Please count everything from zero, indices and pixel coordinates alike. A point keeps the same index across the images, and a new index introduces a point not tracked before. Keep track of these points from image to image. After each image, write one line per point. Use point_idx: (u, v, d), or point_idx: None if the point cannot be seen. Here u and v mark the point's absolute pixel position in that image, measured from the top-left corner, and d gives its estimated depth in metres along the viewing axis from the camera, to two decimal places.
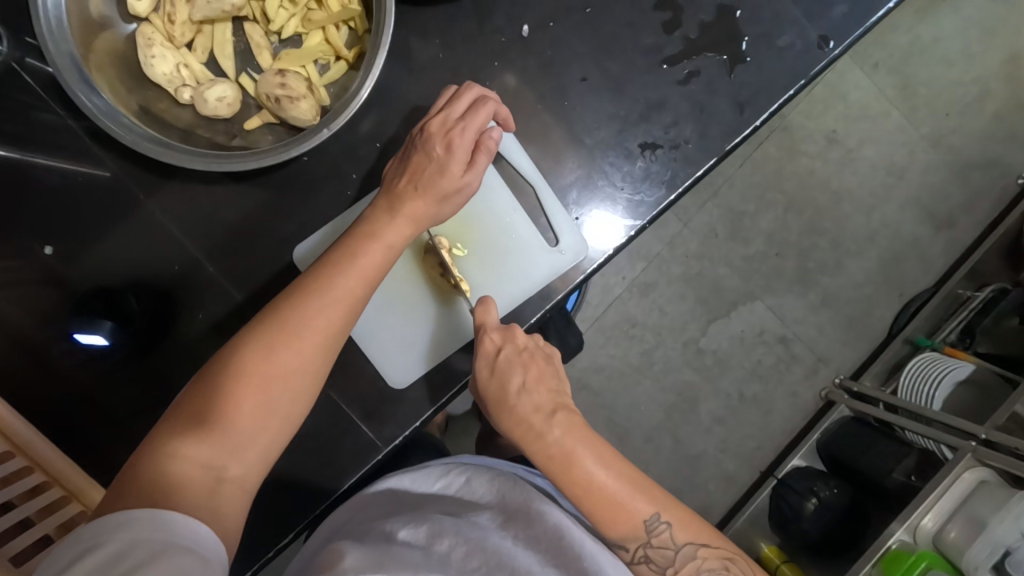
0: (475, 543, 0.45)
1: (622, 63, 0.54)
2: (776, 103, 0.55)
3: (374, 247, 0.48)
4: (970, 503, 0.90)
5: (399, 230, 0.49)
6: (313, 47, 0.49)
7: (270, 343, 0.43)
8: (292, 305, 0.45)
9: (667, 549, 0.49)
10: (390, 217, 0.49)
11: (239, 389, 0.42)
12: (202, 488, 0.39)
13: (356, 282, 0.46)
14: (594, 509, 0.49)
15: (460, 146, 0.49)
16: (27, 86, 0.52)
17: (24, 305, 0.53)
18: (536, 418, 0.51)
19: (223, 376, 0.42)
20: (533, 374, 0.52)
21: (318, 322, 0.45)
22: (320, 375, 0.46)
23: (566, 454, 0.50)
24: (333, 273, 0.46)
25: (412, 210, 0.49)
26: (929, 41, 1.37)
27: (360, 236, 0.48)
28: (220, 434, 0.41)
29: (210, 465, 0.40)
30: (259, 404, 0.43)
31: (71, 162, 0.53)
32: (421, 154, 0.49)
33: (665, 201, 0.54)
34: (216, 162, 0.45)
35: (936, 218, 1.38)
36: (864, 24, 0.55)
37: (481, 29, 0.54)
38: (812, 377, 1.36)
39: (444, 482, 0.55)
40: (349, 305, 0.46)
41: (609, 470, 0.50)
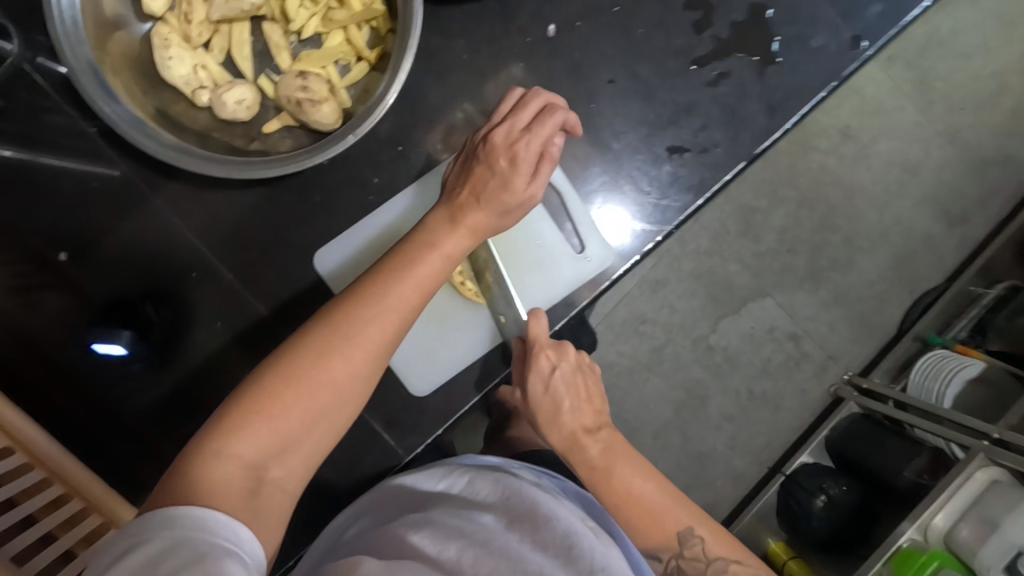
0: (481, 545, 0.44)
1: (651, 65, 0.53)
2: (808, 105, 0.53)
3: (434, 257, 0.46)
4: (982, 504, 0.90)
5: (457, 240, 0.47)
6: (334, 47, 0.48)
7: (327, 345, 0.41)
8: (349, 309, 0.42)
9: (699, 562, 0.49)
10: (451, 226, 0.47)
11: (288, 393, 0.39)
12: (243, 489, 0.37)
13: (412, 293, 0.44)
14: (628, 516, 0.50)
15: (527, 159, 0.47)
16: (36, 87, 0.51)
17: (37, 312, 0.51)
18: (581, 434, 0.53)
19: (276, 372, 0.40)
20: (580, 393, 0.55)
21: (373, 330, 0.42)
22: (366, 387, 0.43)
23: (607, 467, 0.52)
24: (392, 280, 0.44)
25: (471, 221, 0.47)
26: (946, 35, 1.34)
27: (421, 243, 0.46)
28: (265, 434, 0.38)
29: (253, 465, 0.38)
30: (309, 409, 0.40)
31: (84, 165, 0.52)
32: (485, 162, 0.47)
33: (693, 207, 0.53)
34: (237, 169, 0.44)
35: (950, 214, 1.36)
36: (899, 24, 0.53)
37: (506, 29, 0.52)
38: (822, 374, 1.35)
39: (447, 482, 0.54)
40: (403, 315, 0.44)
41: (646, 483, 0.51)
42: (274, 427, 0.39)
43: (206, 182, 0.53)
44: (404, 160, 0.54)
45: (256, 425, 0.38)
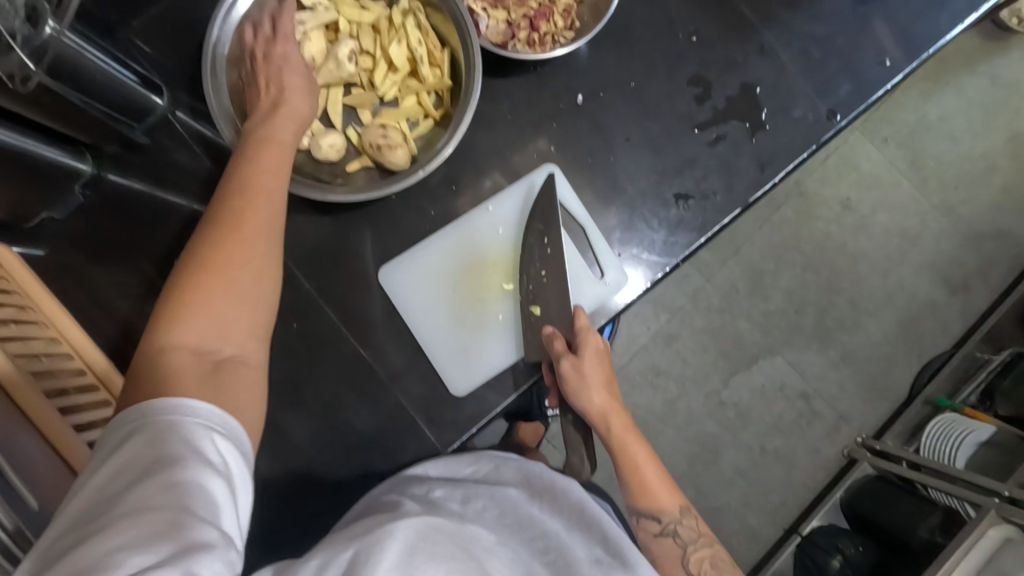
0: (508, 508, 0.55)
1: (660, 126, 0.65)
2: (792, 163, 0.65)
3: (274, 144, 0.51)
4: (997, 560, 0.90)
5: (285, 129, 0.53)
6: (408, 107, 0.60)
7: (216, 237, 0.45)
8: (214, 221, 0.46)
9: (692, 532, 0.58)
10: (276, 119, 0.53)
11: (197, 291, 0.43)
12: (218, 322, 0.43)
13: (263, 172, 0.49)
14: (638, 483, 0.58)
15: (295, 73, 0.55)
16: (175, 133, 0.63)
17: (146, 314, 0.62)
18: (613, 409, 0.60)
19: (174, 293, 0.43)
20: (612, 376, 0.62)
21: (252, 213, 0.47)
22: (273, 251, 0.47)
23: (633, 439, 0.60)
24: (242, 185, 0.48)
25: (285, 113, 0.53)
26: (934, 120, 1.44)
27: (254, 143, 0.51)
28: (214, 274, 0.44)
29: (207, 314, 0.43)
30: (223, 300, 0.43)
31: (198, 199, 0.64)
32: (268, 84, 0.54)
33: (696, 243, 0.63)
34: (327, 194, 0.56)
35: (951, 282, 1.41)
36: (864, 103, 0.66)
37: (544, 96, 0.65)
38: (834, 434, 1.36)
39: (474, 467, 0.61)
40: (271, 187, 0.49)
41: (655, 464, 0.60)
42: (217, 263, 0.44)
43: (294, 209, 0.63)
44: (456, 196, 0.65)
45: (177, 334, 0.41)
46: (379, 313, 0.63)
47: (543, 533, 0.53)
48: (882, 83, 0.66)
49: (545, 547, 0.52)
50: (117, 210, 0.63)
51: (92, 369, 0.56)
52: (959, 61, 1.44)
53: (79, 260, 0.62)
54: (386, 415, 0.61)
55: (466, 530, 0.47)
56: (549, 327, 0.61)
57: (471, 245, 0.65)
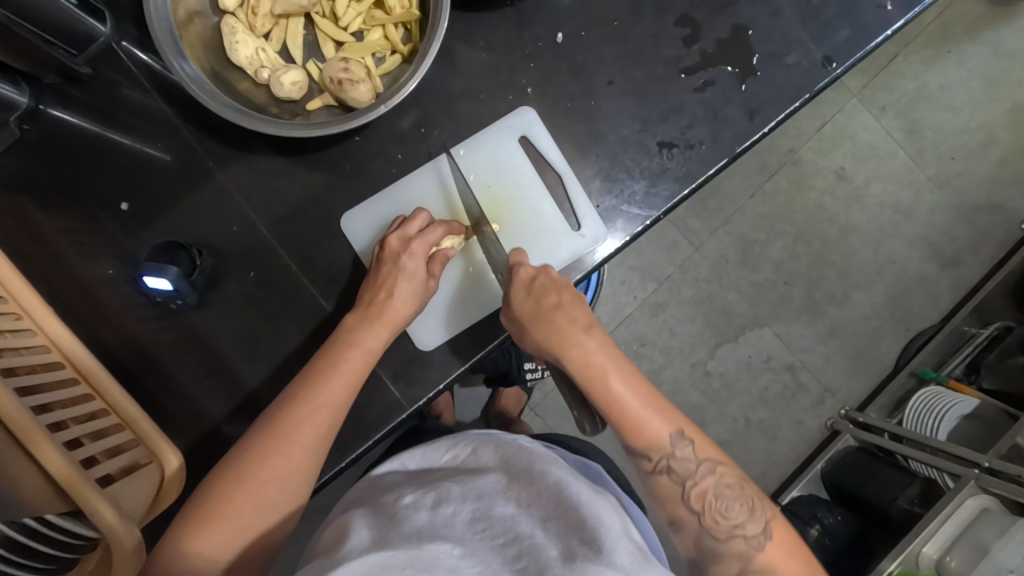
0: (480, 505, 0.46)
1: (645, 71, 0.61)
2: (784, 113, 0.61)
3: (355, 355, 0.53)
4: (972, 529, 0.90)
5: (375, 335, 0.54)
6: (374, 41, 0.56)
7: (266, 447, 0.49)
8: (280, 416, 0.50)
9: (689, 463, 0.53)
10: (369, 324, 0.54)
11: (239, 491, 0.47)
12: (238, 532, 0.47)
13: (338, 390, 0.51)
14: (622, 421, 0.54)
15: (416, 285, 0.56)
16: (121, 65, 0.59)
17: (96, 264, 0.58)
18: (573, 338, 0.55)
19: (224, 485, 0.47)
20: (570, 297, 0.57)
21: (307, 426, 0.50)
22: (315, 467, 0.51)
23: (600, 366, 0.54)
24: (316, 387, 0.51)
25: (383, 316, 0.55)
26: (934, 89, 1.39)
27: (340, 346, 0.53)
28: (256, 488, 0.48)
29: (236, 521, 0.47)
30: (253, 507, 0.47)
31: (148, 138, 0.60)
32: (381, 288, 0.56)
33: (679, 195, 0.60)
34: (285, 130, 0.52)
35: (942, 256, 1.38)
36: (863, 49, 0.61)
37: (522, 35, 0.60)
38: (818, 406, 1.35)
39: (450, 454, 0.59)
40: (337, 407, 0.51)
41: (635, 388, 0.54)
42: (261, 478, 0.48)
43: (253, 152, 0.60)
44: (425, 140, 0.61)
45: (200, 535, 0.46)
46: (346, 264, 0.60)
47: (517, 535, 0.44)
48: (882, 29, 0.62)
49: (517, 552, 0.42)
50: (61, 147, 0.59)
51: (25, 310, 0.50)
52: (962, 29, 1.39)
53: (25, 203, 0.58)
54: None
55: (421, 554, 0.41)
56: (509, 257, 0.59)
57: (438, 193, 0.61)
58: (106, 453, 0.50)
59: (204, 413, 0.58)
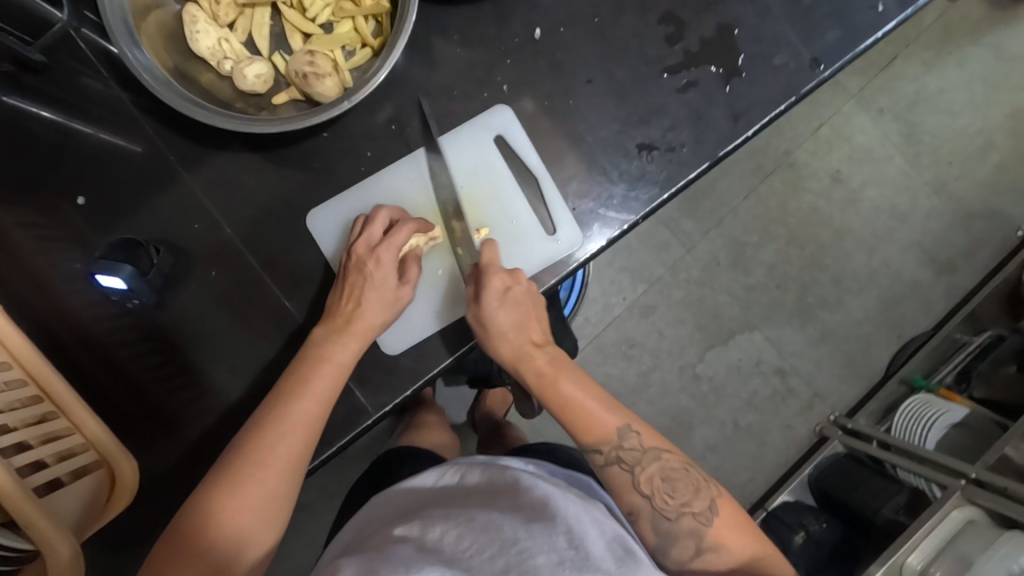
0: (465, 524, 0.45)
1: (626, 70, 0.58)
2: (769, 116, 0.59)
3: (326, 370, 0.52)
4: (957, 542, 0.88)
5: (347, 347, 0.53)
6: (342, 34, 0.54)
7: (238, 476, 0.48)
8: (250, 442, 0.49)
9: (635, 451, 0.54)
10: (338, 338, 0.53)
11: (215, 523, 0.47)
12: (217, 561, 0.47)
13: (311, 409, 0.50)
14: (573, 427, 0.55)
15: (386, 293, 0.55)
16: (81, 53, 0.57)
17: (53, 260, 0.56)
18: (529, 350, 0.56)
19: (196, 516, 0.46)
20: (531, 306, 0.57)
21: (281, 449, 0.49)
22: (291, 489, 0.50)
23: (552, 374, 0.56)
24: (283, 410, 0.50)
25: (355, 328, 0.53)
26: (933, 92, 1.37)
27: (311, 362, 0.52)
28: (232, 518, 0.47)
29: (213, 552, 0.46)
30: (231, 536, 0.47)
31: (109, 131, 0.57)
32: (350, 298, 0.54)
33: (659, 199, 0.58)
34: (245, 124, 0.50)
35: (937, 262, 1.36)
36: (853, 50, 0.59)
37: (499, 31, 0.58)
38: (807, 412, 1.33)
39: (440, 482, 0.57)
40: (311, 426, 0.50)
41: (587, 391, 0.56)
42: (237, 507, 0.47)
43: (218, 147, 0.58)
44: (397, 137, 0.59)
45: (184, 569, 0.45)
46: (313, 264, 0.58)
47: (503, 544, 0.41)
48: (873, 31, 0.59)
49: (506, 564, 0.40)
50: (17, 138, 0.57)
51: None
52: (963, 30, 1.37)
53: None
54: None
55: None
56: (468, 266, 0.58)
57: (411, 192, 0.59)
58: (53, 457, 0.48)
59: (163, 415, 0.56)
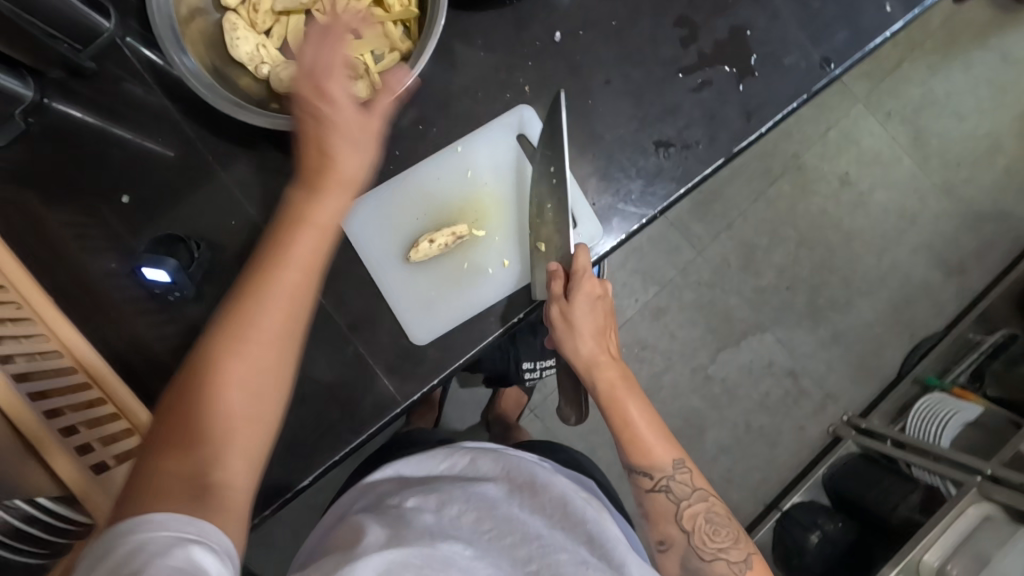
0: (483, 510, 0.50)
1: (642, 71, 0.61)
2: (781, 114, 0.61)
3: (308, 234, 0.48)
4: (975, 538, 0.89)
5: (330, 204, 0.49)
6: (372, 39, 0.57)
7: (221, 347, 0.44)
8: (230, 315, 0.45)
9: (686, 486, 0.58)
10: (314, 195, 0.49)
11: (200, 398, 0.43)
12: (211, 442, 0.42)
13: (293, 270, 0.46)
14: (630, 440, 0.59)
15: (371, 151, 0.51)
16: (124, 60, 0.60)
17: (98, 257, 0.59)
18: (603, 359, 0.60)
19: (180, 394, 0.43)
20: (606, 324, 0.61)
21: (267, 316, 0.45)
22: (279, 358, 0.46)
23: (622, 392, 0.59)
24: (262, 284, 0.45)
25: (337, 179, 0.49)
26: (940, 95, 1.39)
27: (290, 227, 0.48)
28: (219, 391, 0.43)
29: (204, 431, 0.42)
30: (221, 414, 0.43)
31: (148, 133, 0.60)
32: (320, 150, 0.49)
33: (675, 194, 0.60)
34: (282, 124, 0.52)
35: (947, 263, 1.37)
36: (861, 50, 0.62)
37: (520, 35, 0.61)
38: (819, 413, 1.34)
39: (448, 463, 0.59)
40: (296, 288, 0.46)
41: (648, 418, 0.59)
42: (225, 379, 0.43)
43: (251, 148, 0.60)
44: (423, 137, 0.61)
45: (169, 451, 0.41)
46: (343, 259, 0.61)
47: (525, 536, 0.49)
48: (880, 31, 0.62)
49: (528, 554, 0.47)
50: (63, 141, 0.59)
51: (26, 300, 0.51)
52: (968, 34, 1.39)
53: (30, 196, 0.59)
54: (342, 363, 0.59)
55: (436, 555, 0.45)
56: (554, 263, 0.58)
57: (442, 186, 0.62)
58: (101, 442, 0.51)
59: None
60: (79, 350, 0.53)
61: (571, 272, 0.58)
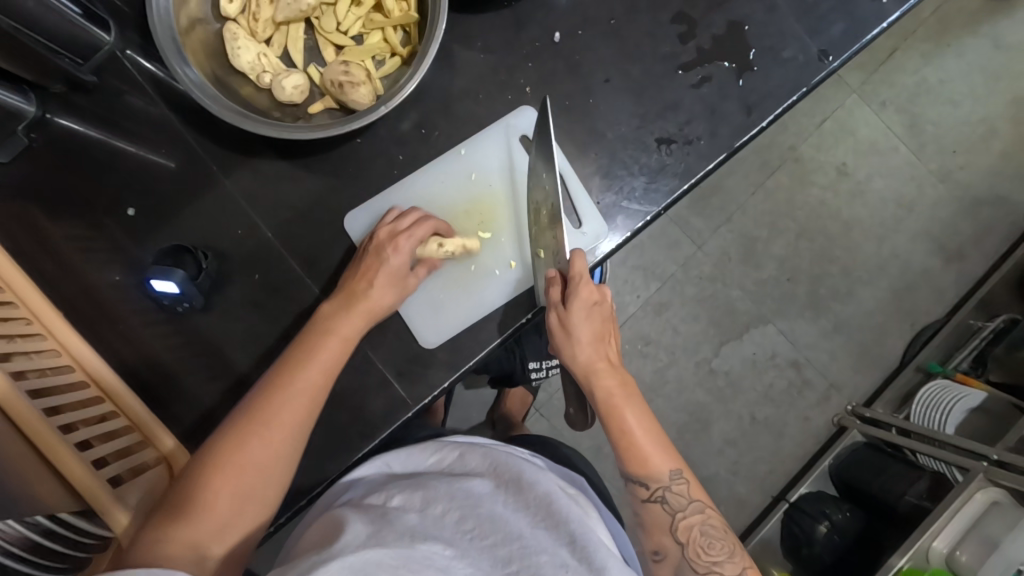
0: (467, 509, 0.48)
1: (642, 69, 0.61)
2: (781, 107, 0.61)
3: (332, 343, 0.54)
4: (981, 523, 0.90)
5: (352, 324, 0.55)
6: (373, 44, 0.57)
7: (243, 433, 0.50)
8: (258, 404, 0.51)
9: (682, 498, 0.57)
10: (346, 312, 0.55)
11: (216, 474, 0.49)
12: (212, 524, 0.48)
13: (316, 379, 0.53)
14: (628, 450, 0.57)
15: (396, 275, 0.57)
16: (125, 73, 0.60)
17: (104, 270, 0.59)
18: (601, 365, 0.59)
19: (202, 466, 0.49)
20: (606, 331, 0.61)
21: (285, 414, 0.51)
22: (288, 456, 0.51)
23: (621, 399, 0.58)
24: (284, 383, 0.52)
25: (366, 307, 0.56)
26: (935, 83, 1.39)
27: (319, 334, 0.54)
28: (231, 474, 0.49)
29: (211, 512, 0.48)
30: (228, 496, 0.49)
31: (151, 145, 0.60)
32: (363, 280, 0.57)
33: (679, 190, 0.60)
34: (286, 133, 0.52)
35: (946, 250, 1.38)
36: (859, 41, 0.62)
37: (519, 36, 0.61)
38: (823, 403, 1.34)
39: (437, 457, 0.59)
40: (313, 394, 0.52)
41: (646, 426, 0.58)
42: (236, 464, 0.49)
43: (253, 157, 0.60)
44: (426, 141, 0.62)
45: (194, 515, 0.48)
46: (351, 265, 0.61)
47: (506, 536, 0.46)
48: (878, 22, 0.62)
49: (508, 555, 0.45)
50: (66, 156, 0.59)
51: (36, 316, 0.52)
52: (961, 22, 1.39)
53: (33, 211, 0.59)
54: (351, 369, 0.59)
55: (415, 554, 0.43)
56: (551, 269, 0.59)
57: (447, 189, 0.62)
58: (116, 454, 0.51)
59: (212, 414, 0.59)
60: (82, 356, 0.54)
61: (569, 277, 0.58)
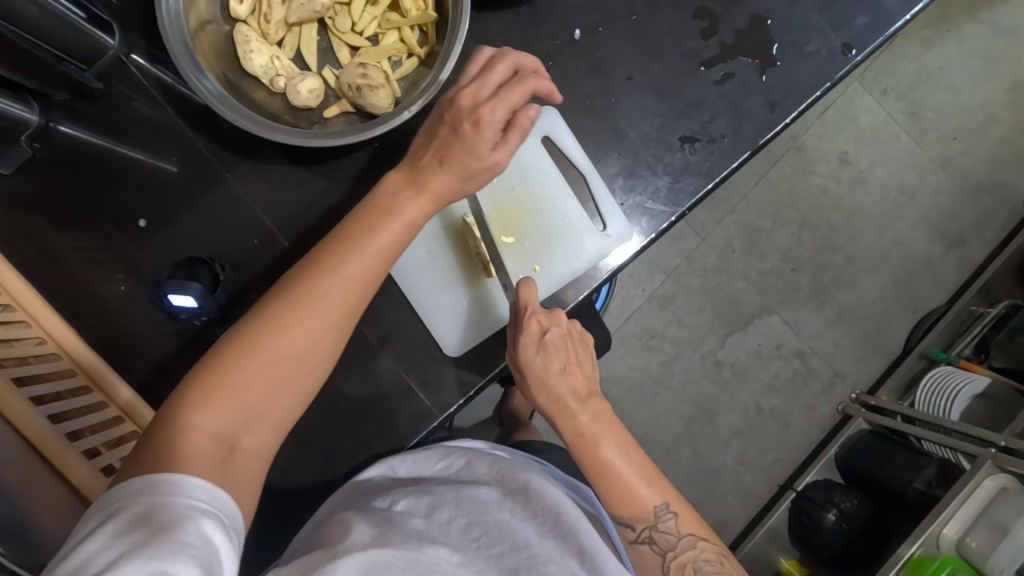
0: (474, 516, 0.49)
1: (664, 66, 0.60)
2: (804, 103, 0.60)
3: (393, 224, 0.48)
4: (992, 509, 0.89)
5: (418, 206, 0.49)
6: (390, 45, 0.55)
7: (282, 319, 0.44)
8: (297, 287, 0.46)
9: (671, 535, 0.52)
10: (415, 193, 0.49)
11: (248, 361, 0.43)
12: (242, 412, 0.43)
13: (370, 268, 0.47)
14: (609, 490, 0.53)
15: (469, 157, 0.49)
16: (131, 78, 0.58)
17: (117, 284, 0.57)
18: (570, 399, 0.55)
19: (231, 347, 0.43)
20: (571, 356, 0.57)
21: (327, 300, 0.46)
22: (328, 351, 0.46)
23: (593, 434, 0.54)
24: (326, 269, 0.46)
25: (434, 186, 0.49)
26: (935, 69, 1.39)
27: (377, 213, 0.49)
28: (269, 361, 0.44)
29: (245, 401, 0.43)
30: (262, 387, 0.43)
31: (160, 153, 0.58)
32: (433, 155, 0.49)
33: (704, 189, 0.59)
34: (306, 139, 0.50)
35: (947, 237, 1.38)
36: (882, 35, 0.61)
37: (539, 33, 0.59)
38: (829, 392, 1.35)
39: (444, 463, 0.59)
40: (364, 282, 0.47)
41: (624, 456, 0.54)
42: (276, 351, 0.44)
43: (266, 163, 0.59)
44: None
45: (226, 396, 0.42)
46: None
47: (514, 545, 0.47)
48: (900, 15, 0.61)
49: (516, 565, 0.46)
50: (71, 165, 0.57)
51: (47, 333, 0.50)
52: (960, 8, 1.39)
53: (37, 223, 0.57)
54: (375, 379, 0.58)
55: (421, 558, 0.42)
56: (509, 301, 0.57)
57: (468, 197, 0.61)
58: None
59: None
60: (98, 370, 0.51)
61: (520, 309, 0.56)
